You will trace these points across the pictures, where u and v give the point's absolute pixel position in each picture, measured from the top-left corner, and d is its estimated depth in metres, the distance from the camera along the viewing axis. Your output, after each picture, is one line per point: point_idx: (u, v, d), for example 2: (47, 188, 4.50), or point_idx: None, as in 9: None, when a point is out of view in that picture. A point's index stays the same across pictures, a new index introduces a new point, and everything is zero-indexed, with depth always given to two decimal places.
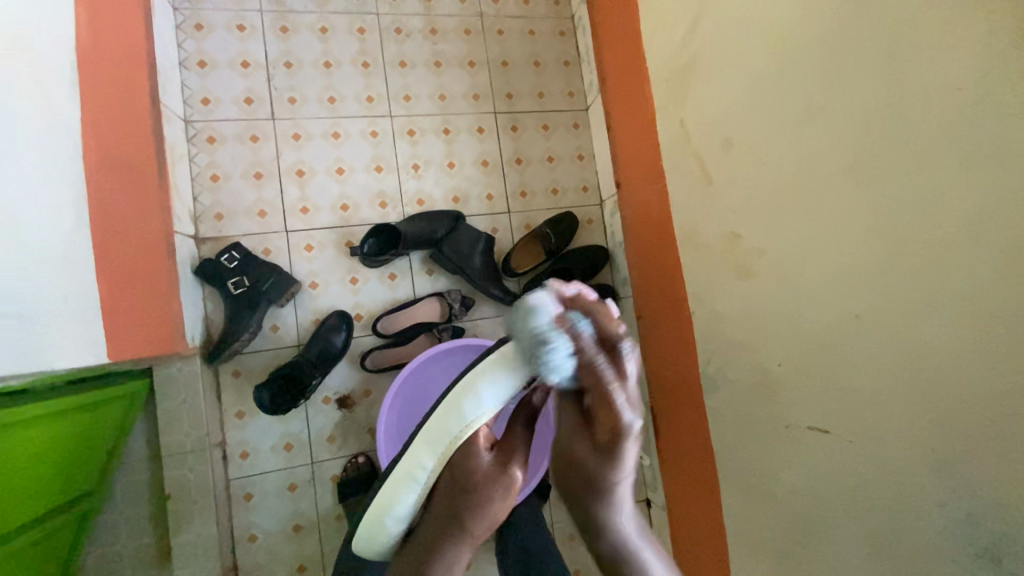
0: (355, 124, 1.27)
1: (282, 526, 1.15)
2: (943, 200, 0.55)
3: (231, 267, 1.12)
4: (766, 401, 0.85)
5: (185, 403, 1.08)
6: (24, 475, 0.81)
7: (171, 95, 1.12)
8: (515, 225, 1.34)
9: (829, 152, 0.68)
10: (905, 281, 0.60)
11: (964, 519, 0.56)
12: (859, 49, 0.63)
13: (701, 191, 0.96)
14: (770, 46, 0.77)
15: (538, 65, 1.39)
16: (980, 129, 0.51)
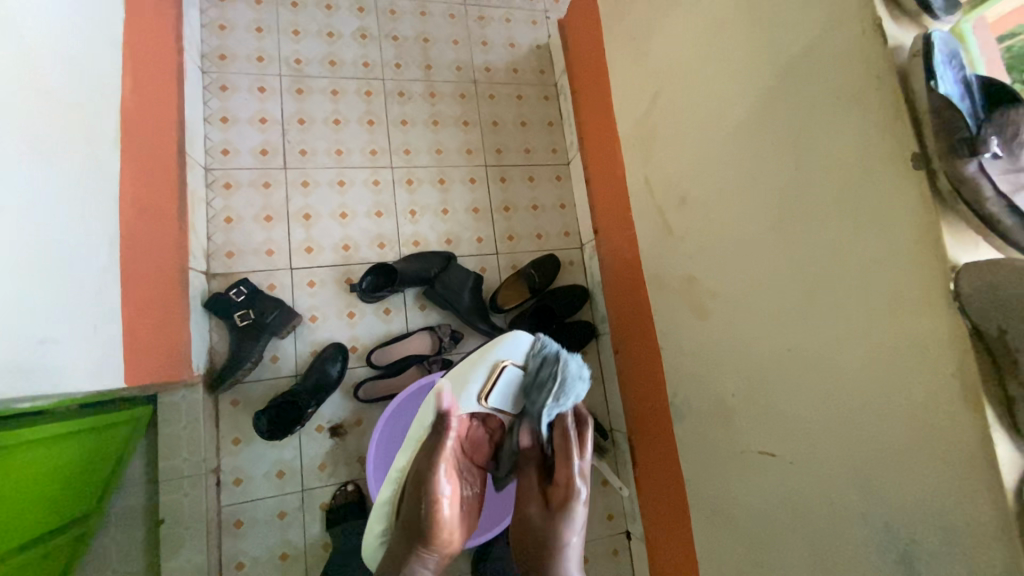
0: (359, 174, 1.40)
1: (270, 553, 1.18)
2: (843, 254, 0.67)
3: (238, 301, 1.20)
4: (724, 429, 0.94)
5: (186, 429, 1.14)
6: (39, 492, 0.86)
7: (196, 147, 1.26)
8: (502, 266, 1.46)
9: (760, 210, 0.81)
10: (822, 320, 0.71)
11: (883, 528, 0.65)
12: (776, 129, 0.77)
13: (664, 239, 1.09)
14: (712, 121, 0.92)
15: (525, 125, 1.56)
16: (864, 198, 0.64)
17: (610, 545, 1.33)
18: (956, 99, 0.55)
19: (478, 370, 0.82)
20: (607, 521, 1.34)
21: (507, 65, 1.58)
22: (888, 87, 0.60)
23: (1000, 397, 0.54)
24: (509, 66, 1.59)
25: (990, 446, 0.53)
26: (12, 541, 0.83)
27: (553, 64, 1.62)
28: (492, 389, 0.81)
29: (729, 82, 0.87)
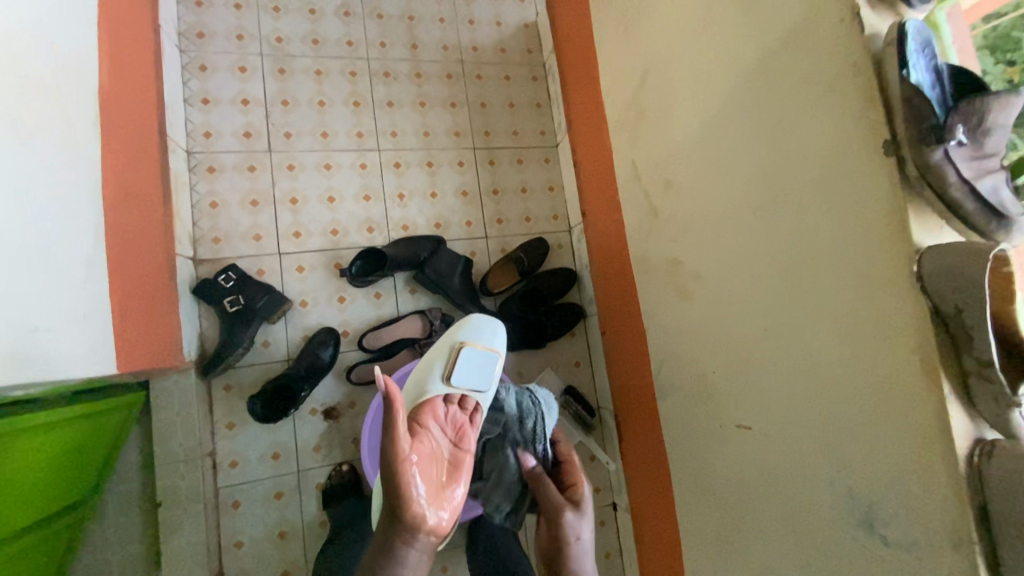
0: (345, 157, 1.39)
1: (268, 532, 1.21)
2: (817, 238, 0.70)
3: (227, 286, 1.20)
4: (705, 405, 0.98)
5: (180, 414, 1.15)
6: (34, 477, 0.87)
7: (177, 130, 1.23)
8: (491, 249, 1.47)
9: (740, 193, 0.83)
10: (796, 300, 0.74)
11: (848, 494, 0.70)
12: (756, 114, 0.79)
13: (650, 223, 1.11)
14: (696, 106, 0.93)
15: (513, 106, 1.55)
16: (839, 182, 0.66)
17: (598, 517, 1.39)
18: (926, 87, 0.58)
19: (437, 360, 1.03)
20: (594, 495, 1.40)
21: (495, 45, 1.56)
22: (863, 74, 0.62)
23: (957, 371, 0.58)
24: (497, 46, 1.56)
25: (946, 416, 0.57)
26: (10, 524, 0.85)
27: (541, 44, 1.60)
28: (455, 368, 1.00)
29: (713, 66, 0.88)
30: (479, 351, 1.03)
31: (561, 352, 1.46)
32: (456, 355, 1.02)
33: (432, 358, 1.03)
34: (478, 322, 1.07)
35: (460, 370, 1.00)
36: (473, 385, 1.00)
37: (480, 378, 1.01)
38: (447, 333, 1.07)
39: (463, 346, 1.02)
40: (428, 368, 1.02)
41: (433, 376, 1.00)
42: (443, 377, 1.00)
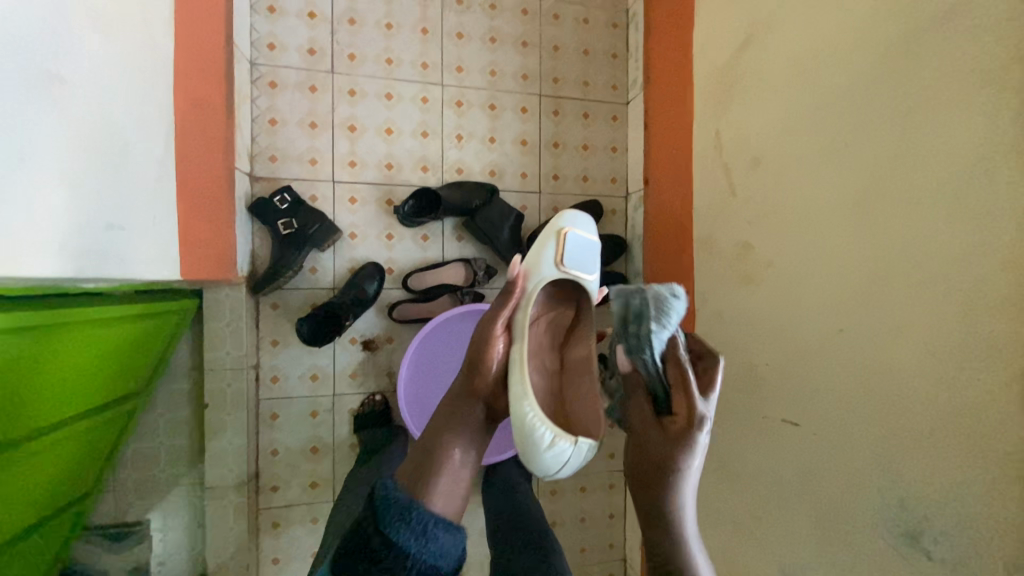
0: (408, 88, 1.33)
1: (301, 446, 1.28)
2: (932, 243, 0.66)
3: (281, 208, 1.20)
4: (749, 394, 0.97)
5: (229, 325, 1.19)
6: (102, 362, 0.92)
7: (243, 38, 1.18)
8: (544, 205, 1.43)
9: (847, 182, 0.78)
10: (887, 306, 0.71)
11: (897, 504, 0.70)
12: (888, 99, 0.72)
13: (724, 201, 1.06)
14: (809, 79, 0.86)
15: (587, 54, 1.44)
16: (979, 189, 0.61)
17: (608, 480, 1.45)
18: None
19: (542, 244, 0.84)
20: (608, 460, 1.45)
21: None
22: None
23: None
24: None
25: None
26: (79, 404, 0.91)
27: None
28: (566, 253, 0.83)
29: (842, 38, 0.79)
30: (585, 236, 0.87)
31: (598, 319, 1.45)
32: (563, 239, 0.84)
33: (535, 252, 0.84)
34: (580, 213, 0.91)
35: (570, 251, 0.84)
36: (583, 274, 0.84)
37: (586, 262, 0.86)
38: (549, 224, 0.88)
39: (567, 229, 0.85)
40: (538, 256, 0.83)
41: (544, 260, 0.83)
42: (555, 261, 0.83)
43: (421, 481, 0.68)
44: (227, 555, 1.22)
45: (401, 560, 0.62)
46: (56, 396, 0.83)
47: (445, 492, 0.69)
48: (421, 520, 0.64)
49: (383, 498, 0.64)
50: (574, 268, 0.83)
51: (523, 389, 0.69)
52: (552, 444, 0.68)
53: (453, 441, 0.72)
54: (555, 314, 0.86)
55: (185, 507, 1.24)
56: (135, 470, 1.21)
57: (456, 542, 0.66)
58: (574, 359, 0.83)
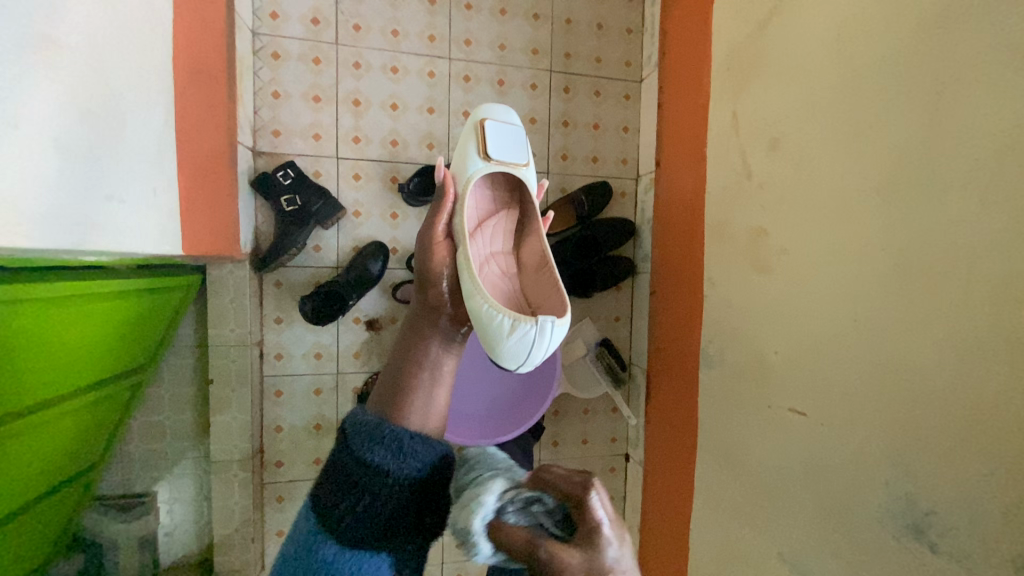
0: (414, 61, 1.29)
1: (305, 423, 1.29)
2: (959, 230, 0.63)
3: (284, 184, 1.18)
4: (755, 383, 0.96)
5: (233, 302, 1.19)
6: (106, 337, 0.92)
7: (244, 5, 1.14)
8: (552, 187, 1.40)
9: (870, 168, 0.75)
10: (905, 297, 0.69)
11: (903, 498, 0.69)
12: (917, 80, 0.69)
13: (739, 185, 1.02)
14: (834, 57, 0.81)
15: (601, 28, 1.39)
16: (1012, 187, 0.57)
17: (609, 463, 1.46)
18: None
19: (469, 141, 0.93)
20: (610, 444, 1.46)
21: None
22: None
23: None
24: None
25: None
26: (84, 379, 0.91)
27: None
28: (487, 142, 0.91)
29: (872, 13, 0.75)
30: (504, 124, 0.95)
31: (604, 304, 1.43)
32: (482, 130, 0.92)
33: (462, 157, 0.93)
34: (496, 104, 0.98)
35: (492, 143, 0.91)
36: (511, 160, 0.92)
37: (515, 152, 0.94)
38: (465, 129, 0.96)
39: (485, 121, 0.93)
40: (463, 160, 0.93)
41: (469, 158, 0.92)
42: (481, 156, 0.91)
43: (395, 400, 0.81)
44: (233, 528, 1.25)
45: (380, 474, 0.70)
46: (62, 370, 0.83)
47: (423, 403, 0.82)
48: (395, 436, 0.73)
49: (354, 427, 0.75)
50: (499, 156, 0.91)
51: (475, 287, 0.76)
52: (510, 333, 0.74)
53: (425, 356, 0.85)
54: (506, 212, 0.98)
55: (191, 480, 1.26)
56: (143, 444, 1.23)
57: (433, 452, 0.75)
58: (528, 251, 0.94)
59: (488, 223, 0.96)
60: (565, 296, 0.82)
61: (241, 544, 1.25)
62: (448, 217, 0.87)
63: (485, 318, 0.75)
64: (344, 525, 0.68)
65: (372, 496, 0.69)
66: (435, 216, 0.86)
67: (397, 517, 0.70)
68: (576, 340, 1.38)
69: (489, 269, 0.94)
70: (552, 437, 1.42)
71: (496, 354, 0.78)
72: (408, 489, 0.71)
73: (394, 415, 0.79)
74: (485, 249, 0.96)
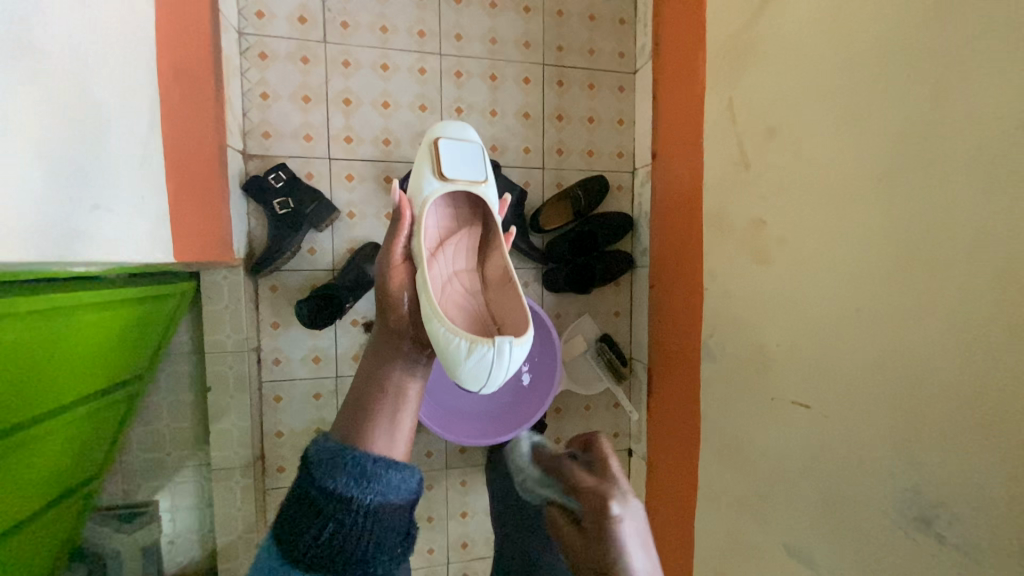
0: (404, 58, 1.27)
1: (306, 427, 1.28)
2: (960, 218, 0.62)
3: (277, 187, 1.17)
4: (757, 376, 0.96)
5: (228, 308, 1.18)
6: (100, 347, 0.90)
7: (229, 5, 1.12)
8: (548, 182, 1.38)
9: (868, 156, 0.74)
10: (908, 285, 0.68)
11: (910, 488, 0.68)
12: (917, 65, 0.67)
13: (736, 175, 1.01)
14: (832, 42, 0.80)
15: (593, 19, 1.37)
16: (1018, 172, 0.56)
17: None
18: None
19: (424, 162, 0.92)
20: (612, 439, 1.46)
21: None
22: None
23: None
24: None
25: None
26: (80, 390, 0.90)
27: None
28: (443, 161, 0.90)
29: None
30: (459, 142, 0.94)
31: (604, 299, 1.42)
32: (436, 150, 0.91)
33: (417, 178, 0.91)
34: (448, 120, 0.96)
35: (446, 162, 0.90)
36: (469, 177, 0.91)
37: (473, 169, 0.92)
38: (419, 150, 0.94)
39: (438, 141, 0.93)
40: (418, 180, 0.91)
41: (426, 179, 0.90)
42: (435, 175, 0.89)
43: (356, 428, 0.75)
44: (236, 534, 1.24)
45: (344, 501, 0.67)
46: (56, 384, 0.81)
47: (387, 429, 0.76)
48: (357, 462, 0.70)
49: (317, 454, 0.72)
50: (454, 174, 0.90)
51: (433, 310, 0.73)
52: (470, 353, 0.71)
53: (388, 379, 0.79)
54: (467, 229, 0.95)
55: (192, 487, 1.25)
56: (142, 452, 1.21)
57: (400, 475, 0.72)
58: (490, 266, 0.92)
59: (449, 242, 0.93)
60: (530, 313, 0.79)
61: (245, 549, 1.25)
62: (405, 239, 0.83)
63: (444, 342, 0.72)
64: (312, 553, 0.66)
65: (338, 524, 0.67)
66: (393, 241, 0.83)
67: (365, 543, 0.68)
68: (576, 336, 1.38)
69: (451, 289, 0.91)
70: (554, 434, 1.42)
71: (457, 378, 0.74)
72: (373, 515, 0.69)
73: (353, 442, 0.73)
74: (446, 269, 0.93)
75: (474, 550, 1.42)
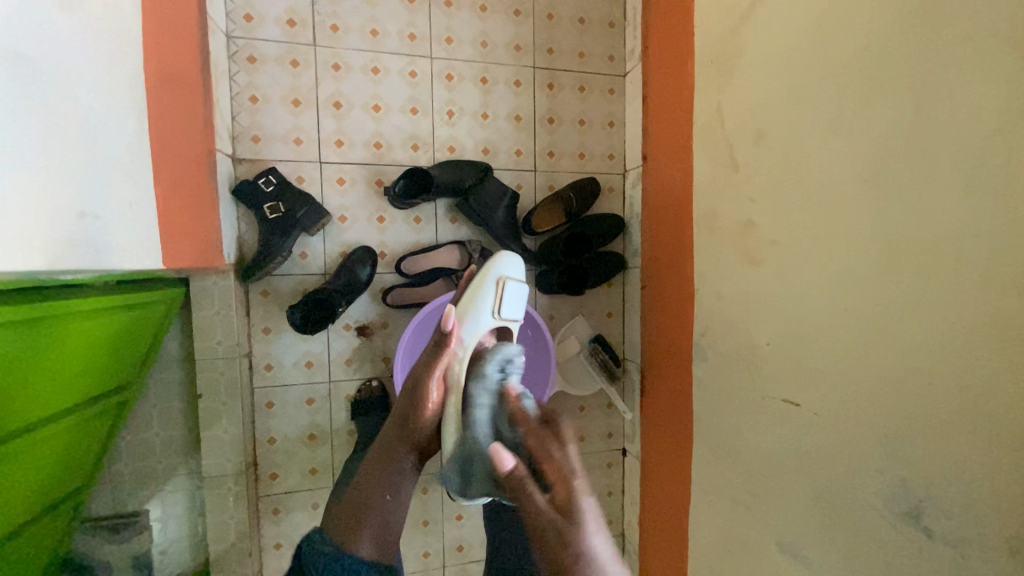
0: (395, 61, 1.26)
1: (299, 433, 1.27)
2: (944, 219, 0.64)
3: (268, 191, 1.16)
4: (749, 375, 0.97)
5: (219, 314, 1.16)
6: (88, 356, 0.89)
7: (217, 8, 1.11)
8: (540, 184, 1.39)
9: (854, 158, 0.76)
10: (895, 284, 0.70)
11: (898, 483, 0.70)
12: (901, 69, 0.69)
13: (726, 177, 1.03)
14: (818, 47, 0.81)
15: (583, 22, 1.38)
16: (998, 176, 0.58)
17: (607, 459, 1.47)
18: None
19: (488, 291, 0.97)
20: (607, 440, 1.46)
21: None
22: None
23: None
24: None
25: None
26: (68, 399, 0.88)
27: None
28: (502, 303, 0.98)
29: (853, 2, 0.75)
30: (519, 283, 1.01)
31: (597, 301, 1.43)
32: (502, 288, 0.97)
33: (474, 294, 0.97)
34: (514, 255, 1.03)
35: (506, 304, 0.98)
36: (513, 318, 1.00)
37: (519, 309, 1.02)
38: (482, 270, 1.00)
39: (506, 280, 0.98)
40: (475, 303, 0.96)
41: (482, 310, 0.96)
42: (492, 312, 0.97)
43: (352, 529, 0.79)
44: (229, 543, 1.23)
45: None
46: (43, 394, 0.80)
47: (375, 535, 0.80)
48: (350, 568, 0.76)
49: (310, 555, 0.77)
50: (507, 316, 0.99)
51: (461, 447, 0.86)
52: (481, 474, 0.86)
53: (388, 493, 0.83)
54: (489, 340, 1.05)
55: (182, 496, 1.23)
56: (132, 462, 1.20)
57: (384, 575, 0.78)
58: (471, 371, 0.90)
59: None
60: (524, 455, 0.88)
61: (238, 558, 1.23)
62: (447, 367, 0.90)
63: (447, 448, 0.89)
64: None
65: None
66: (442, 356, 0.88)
67: None
68: (569, 338, 1.39)
69: None
70: None
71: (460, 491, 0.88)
72: None
73: (346, 542, 0.78)
74: None
75: (471, 553, 1.42)
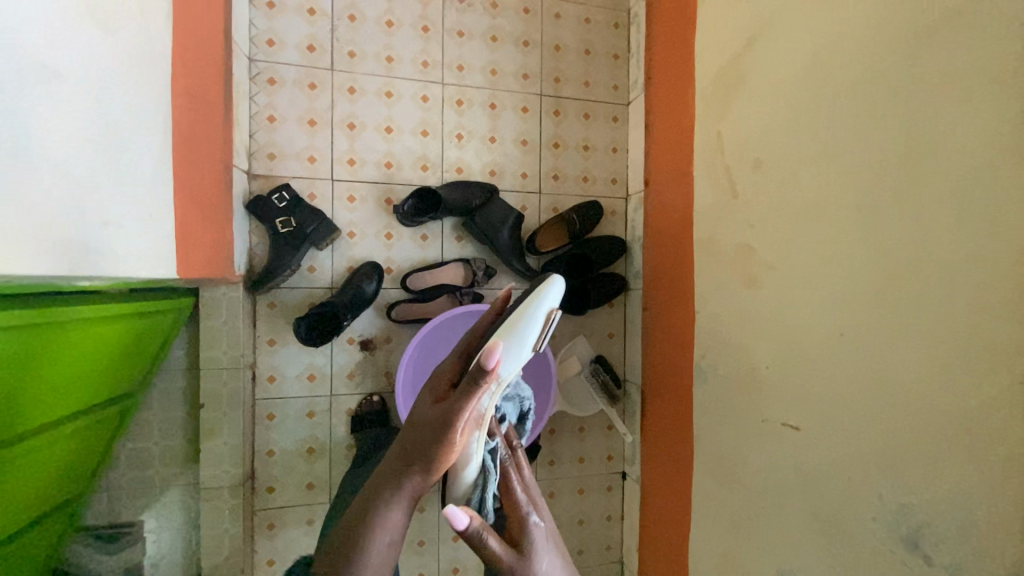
0: (408, 86, 1.32)
1: (298, 446, 1.27)
2: (936, 247, 0.66)
3: (280, 206, 1.19)
4: (748, 397, 0.98)
5: (226, 325, 1.18)
6: (97, 361, 0.91)
7: (242, 33, 1.17)
8: (544, 206, 1.42)
9: (847, 187, 0.79)
10: (890, 310, 0.72)
11: (897, 510, 0.70)
12: (890, 106, 0.73)
13: (725, 203, 1.06)
14: (813, 82, 0.86)
15: (589, 53, 1.44)
16: (985, 206, 0.61)
17: (606, 481, 1.45)
18: None
19: (532, 324, 0.81)
20: (606, 462, 1.45)
21: None
22: None
23: None
24: None
25: None
26: (73, 404, 0.89)
27: None
28: (545, 337, 0.86)
29: (845, 42, 0.80)
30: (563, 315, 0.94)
31: (598, 321, 1.45)
32: (551, 324, 0.84)
33: (517, 323, 0.80)
34: (563, 281, 0.88)
35: (548, 339, 0.88)
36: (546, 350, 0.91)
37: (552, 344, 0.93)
38: (531, 297, 0.83)
39: (557, 315, 0.86)
40: (518, 336, 0.79)
41: (520, 350, 0.80)
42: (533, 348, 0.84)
43: (344, 563, 0.67)
44: (222, 557, 1.21)
45: None
46: (50, 397, 0.81)
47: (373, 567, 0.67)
48: None
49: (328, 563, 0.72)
50: (546, 348, 0.89)
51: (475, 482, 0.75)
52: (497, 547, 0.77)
53: (390, 522, 0.69)
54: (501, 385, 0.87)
55: (178, 507, 1.23)
56: (130, 470, 1.20)
57: None
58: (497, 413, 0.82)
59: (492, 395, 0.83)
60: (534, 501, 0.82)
61: (230, 572, 1.22)
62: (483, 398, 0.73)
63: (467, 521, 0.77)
64: None
65: None
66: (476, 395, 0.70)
67: None
68: (570, 357, 1.40)
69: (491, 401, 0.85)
70: (548, 456, 1.41)
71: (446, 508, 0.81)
72: None
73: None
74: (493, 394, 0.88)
75: None
